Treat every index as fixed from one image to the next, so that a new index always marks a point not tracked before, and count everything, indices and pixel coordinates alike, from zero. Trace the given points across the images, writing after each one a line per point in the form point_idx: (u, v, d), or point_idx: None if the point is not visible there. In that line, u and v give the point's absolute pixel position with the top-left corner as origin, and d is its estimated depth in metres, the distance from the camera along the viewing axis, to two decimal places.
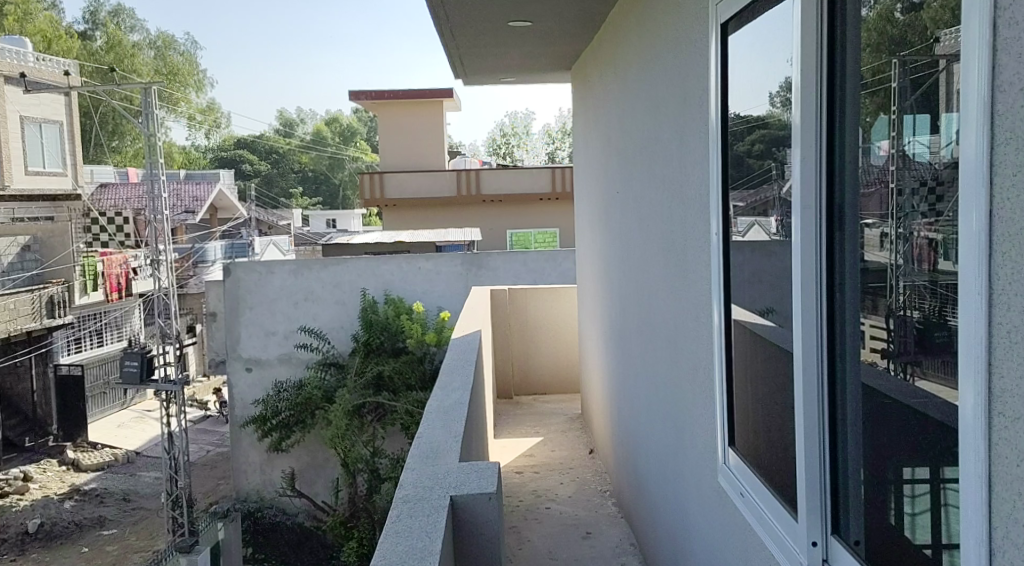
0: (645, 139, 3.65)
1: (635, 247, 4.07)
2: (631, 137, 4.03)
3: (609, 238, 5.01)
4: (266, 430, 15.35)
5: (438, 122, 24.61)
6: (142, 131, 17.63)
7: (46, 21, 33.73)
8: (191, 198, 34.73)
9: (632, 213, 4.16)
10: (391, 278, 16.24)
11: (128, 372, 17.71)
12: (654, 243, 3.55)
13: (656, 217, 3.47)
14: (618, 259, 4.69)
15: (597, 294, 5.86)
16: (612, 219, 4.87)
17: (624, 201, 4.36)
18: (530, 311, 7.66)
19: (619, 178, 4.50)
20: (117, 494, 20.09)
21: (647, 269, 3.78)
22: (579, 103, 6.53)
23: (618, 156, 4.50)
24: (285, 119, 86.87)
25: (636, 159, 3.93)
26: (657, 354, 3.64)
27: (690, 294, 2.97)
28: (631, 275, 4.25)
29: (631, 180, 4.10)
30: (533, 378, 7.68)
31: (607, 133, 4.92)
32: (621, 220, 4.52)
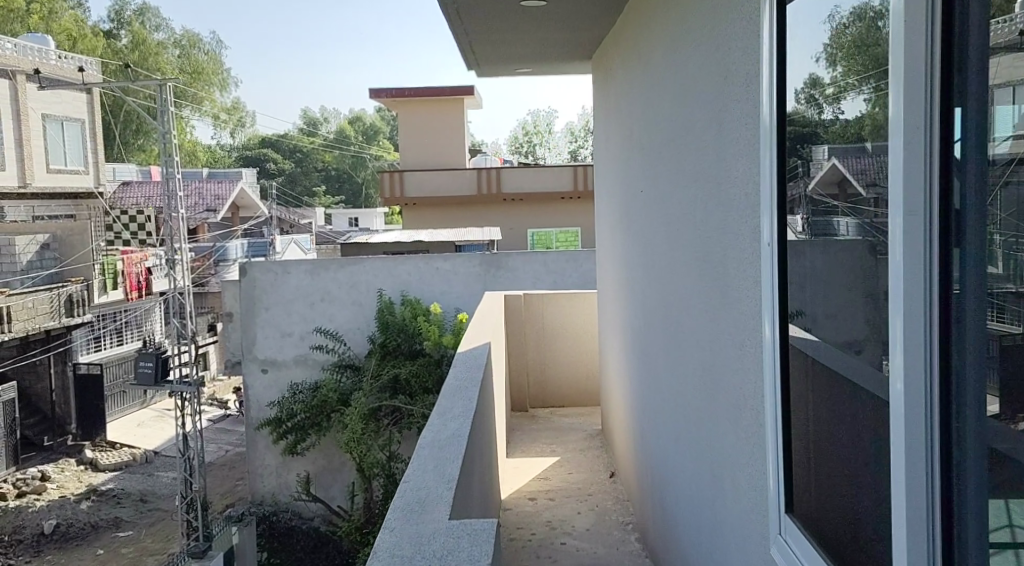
0: (675, 130, 3.11)
1: (663, 255, 3.53)
2: (659, 131, 3.51)
3: (632, 242, 4.51)
4: (281, 433, 15.09)
5: (459, 119, 24.21)
6: (158, 130, 17.55)
7: (70, 21, 34.04)
8: (212, 196, 34.90)
9: (658, 216, 3.62)
10: (408, 278, 15.87)
11: (143, 373, 17.64)
12: (685, 251, 2.99)
13: (687, 221, 2.91)
14: (641, 264, 4.19)
15: (618, 301, 5.39)
16: (636, 221, 4.37)
17: (649, 203, 3.85)
18: (548, 317, 7.18)
19: (643, 175, 3.99)
20: (134, 494, 20.10)
21: (675, 281, 3.22)
22: (600, 96, 6.09)
23: (643, 150, 4.00)
24: (309, 119, 87.52)
25: (663, 154, 3.39)
26: (688, 380, 3.08)
27: (729, 317, 2.39)
28: (658, 287, 3.73)
29: (658, 178, 3.56)
30: (551, 389, 7.22)
31: (630, 126, 4.45)
32: (645, 223, 4.02)
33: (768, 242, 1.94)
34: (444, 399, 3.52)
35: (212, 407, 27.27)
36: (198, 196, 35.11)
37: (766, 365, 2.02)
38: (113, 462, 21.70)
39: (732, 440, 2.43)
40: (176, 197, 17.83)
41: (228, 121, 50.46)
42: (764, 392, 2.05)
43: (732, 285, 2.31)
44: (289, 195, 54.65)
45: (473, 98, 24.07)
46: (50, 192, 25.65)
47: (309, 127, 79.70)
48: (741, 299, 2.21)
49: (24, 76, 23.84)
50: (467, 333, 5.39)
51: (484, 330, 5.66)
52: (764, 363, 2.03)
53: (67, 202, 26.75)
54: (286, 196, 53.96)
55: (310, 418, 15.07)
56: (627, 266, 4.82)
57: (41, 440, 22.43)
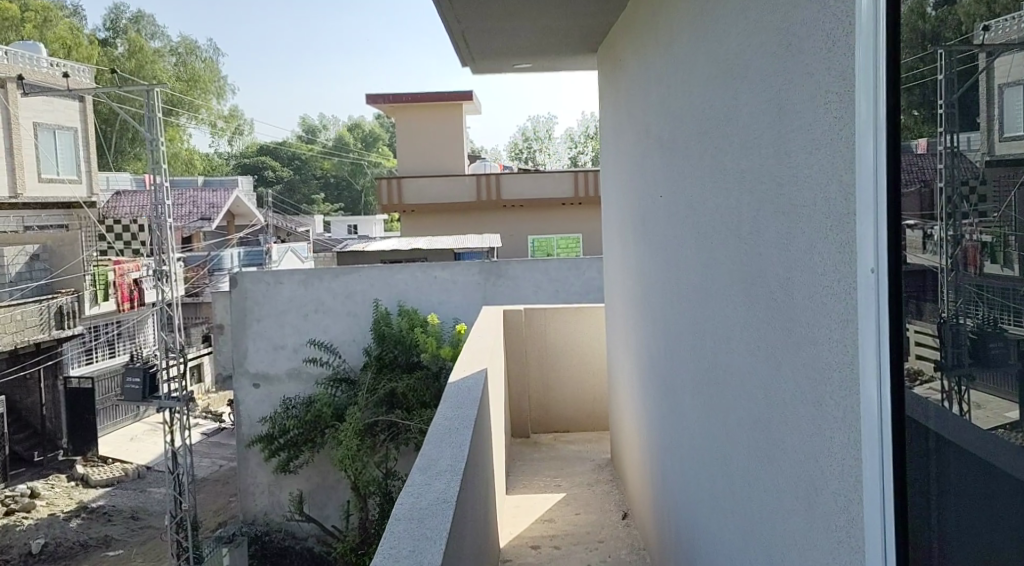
0: (708, 123, 2.55)
1: (691, 271, 2.94)
2: (684, 127, 2.96)
3: (649, 257, 3.93)
4: (273, 449, 14.54)
5: (457, 125, 23.72)
6: (146, 137, 17.08)
7: (65, 29, 33.67)
8: (207, 204, 34.43)
9: (685, 225, 3.04)
10: (405, 288, 15.31)
11: (130, 388, 17.15)
12: (722, 269, 2.41)
13: (730, 236, 2.31)
14: (661, 280, 3.63)
15: (630, 321, 4.79)
16: (653, 232, 3.79)
17: (672, 213, 3.27)
18: (550, 333, 6.60)
19: (663, 177, 3.43)
20: (125, 512, 19.48)
21: (708, 307, 2.65)
22: (605, 95, 5.57)
23: (662, 148, 3.46)
24: (310, 127, 87.15)
25: (692, 154, 2.83)
26: (727, 431, 2.42)
27: (791, 366, 1.75)
28: (684, 310, 3.13)
29: (685, 181, 2.99)
30: (555, 411, 6.64)
31: (646, 125, 3.90)
32: (667, 236, 3.44)
33: (877, 268, 1.31)
34: (429, 448, 2.90)
35: (206, 420, 26.67)
36: (193, 204, 34.63)
37: (869, 455, 1.37)
38: (105, 478, 21.13)
39: (792, 532, 1.81)
40: (164, 205, 17.31)
41: (226, 128, 50.04)
42: (866, 495, 1.40)
43: (798, 325, 1.69)
44: (287, 203, 54.16)
45: (471, 103, 23.59)
46: (42, 202, 25.20)
47: (308, 134, 79.25)
48: (814, 347, 1.58)
49: (15, 83, 23.46)
50: (461, 352, 4.84)
51: (483, 348, 5.12)
52: (865, 450, 1.38)
53: (59, 212, 26.31)
54: (284, 204, 53.48)
55: (303, 434, 14.50)
56: (642, 284, 4.24)
57: (31, 456, 21.88)
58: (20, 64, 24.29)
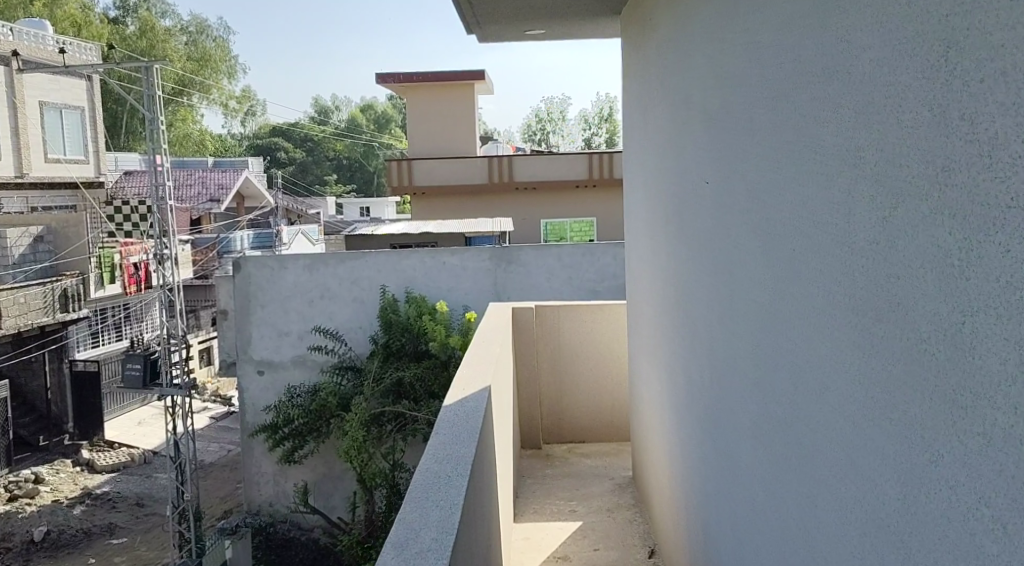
0: (776, 83, 1.83)
1: (740, 285, 2.23)
2: (733, 92, 2.24)
3: (681, 256, 3.21)
4: (277, 440, 14.07)
5: (470, 105, 22.93)
6: (145, 115, 16.47)
7: (74, 7, 32.99)
8: (217, 185, 33.95)
9: (732, 221, 2.32)
10: (413, 274, 14.66)
11: (130, 375, 17.22)
12: (797, 287, 1.71)
13: (815, 246, 1.59)
14: (700, 287, 2.90)
15: (659, 329, 4.08)
16: (688, 226, 3.07)
17: (715, 203, 2.55)
18: (566, 333, 5.95)
19: (703, 158, 2.72)
20: (130, 498, 19.23)
21: (771, 333, 1.94)
22: (628, 69, 4.82)
23: (699, 122, 2.73)
24: (322, 108, 86.32)
25: (745, 130, 2.12)
26: (814, 521, 1.69)
27: (972, 469, 1.03)
28: (729, 334, 2.42)
29: (737, 164, 2.26)
30: (569, 421, 6.00)
31: (678, 93, 3.17)
32: (706, 228, 2.71)
33: None
34: (401, 513, 2.23)
35: (214, 403, 26.33)
36: (201, 186, 34.14)
37: None
38: (111, 463, 20.87)
39: None
40: (164, 187, 16.77)
41: (237, 109, 49.34)
42: None
43: (983, 402, 0.99)
44: (299, 184, 53.55)
45: (484, 82, 22.77)
46: (48, 182, 24.82)
47: (320, 115, 78.56)
48: None
49: (20, 61, 22.96)
50: (466, 352, 4.19)
51: (491, 347, 4.48)
52: None
53: (66, 192, 25.93)
54: (296, 185, 52.92)
55: (308, 424, 14.00)
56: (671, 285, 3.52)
57: (36, 440, 21.83)
58: (25, 42, 23.80)
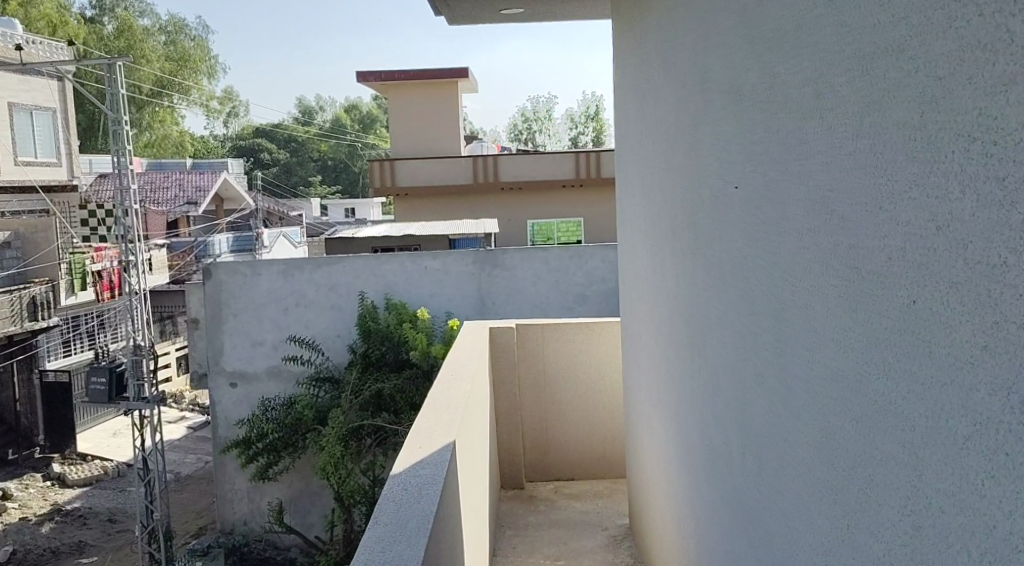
0: (868, 42, 1.13)
1: (785, 340, 1.54)
2: (775, 60, 1.54)
3: (687, 279, 2.52)
4: (250, 455, 13.24)
5: (453, 103, 22.13)
6: (109, 115, 15.57)
7: (51, 6, 31.62)
8: (194, 187, 32.83)
9: (768, 246, 1.63)
10: (393, 279, 13.88)
11: (94, 390, 16.49)
12: (922, 374, 1.01)
13: (974, 316, 0.87)
14: (718, 324, 2.18)
15: (656, 362, 3.41)
16: (695, 243, 2.39)
17: (738, 218, 1.86)
18: (552, 354, 5.30)
19: (720, 153, 2.03)
20: (102, 514, 18.30)
21: (848, 424, 1.25)
22: (619, 56, 4.14)
23: (720, 108, 2.04)
24: (306, 108, 84.96)
25: (801, 116, 1.41)
26: None
27: None
28: (761, 402, 1.73)
29: (781, 163, 1.55)
30: (555, 455, 5.33)
31: (681, 74, 2.49)
32: (724, 244, 2.02)
33: None
34: None
35: (191, 413, 25.34)
36: (178, 188, 32.94)
37: None
38: (82, 477, 19.89)
39: None
40: (131, 190, 15.91)
41: (219, 110, 48.05)
42: None
43: None
44: (283, 186, 52.30)
45: (468, 80, 22.00)
46: (18, 185, 23.84)
47: (305, 116, 77.29)
48: None
49: None
50: (433, 380, 3.51)
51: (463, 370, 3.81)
52: None
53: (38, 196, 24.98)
54: (279, 187, 51.67)
55: (282, 438, 13.20)
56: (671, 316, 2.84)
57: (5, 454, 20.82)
58: None
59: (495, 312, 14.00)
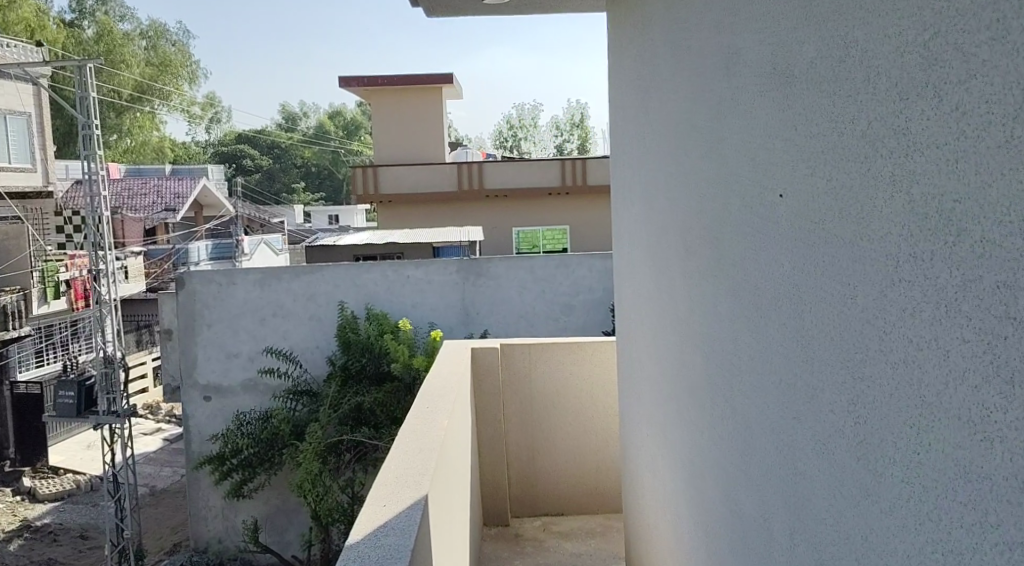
0: None
1: (857, 405, 1.15)
2: (851, 18, 1.12)
3: (697, 307, 2.13)
4: (224, 471, 12.61)
5: (437, 110, 21.75)
6: (79, 119, 14.93)
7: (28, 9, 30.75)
8: (173, 194, 31.99)
9: (833, 273, 1.22)
10: (374, 288, 13.39)
11: (63, 404, 15.75)
12: None
13: None
14: (737, 362, 1.78)
15: (656, 396, 3.01)
16: (706, 263, 2.00)
17: (781, 238, 1.44)
18: (539, 377, 4.91)
19: (750, 155, 1.62)
20: (73, 531, 17.44)
21: (990, 551, 0.84)
22: (614, 52, 3.74)
23: (746, 101, 1.65)
24: (289, 114, 83.96)
25: (900, 96, 0.99)
26: None
27: None
28: (816, 479, 1.32)
29: (853, 168, 1.14)
30: (543, 488, 4.94)
31: (693, 60, 2.09)
32: (754, 266, 1.60)
33: None
34: None
35: (168, 424, 24.46)
36: (156, 195, 32.11)
37: None
38: (54, 491, 19.00)
39: None
40: (102, 197, 15.27)
41: (200, 117, 47.20)
42: None
43: None
44: (265, 193, 51.37)
45: (452, 86, 21.62)
46: None
47: (288, 123, 76.24)
48: None
49: None
50: (408, 412, 3.09)
51: (443, 396, 3.39)
52: None
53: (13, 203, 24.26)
54: (261, 193, 50.74)
55: (258, 454, 12.56)
56: (678, 347, 2.45)
57: None
58: None
59: (479, 322, 13.54)
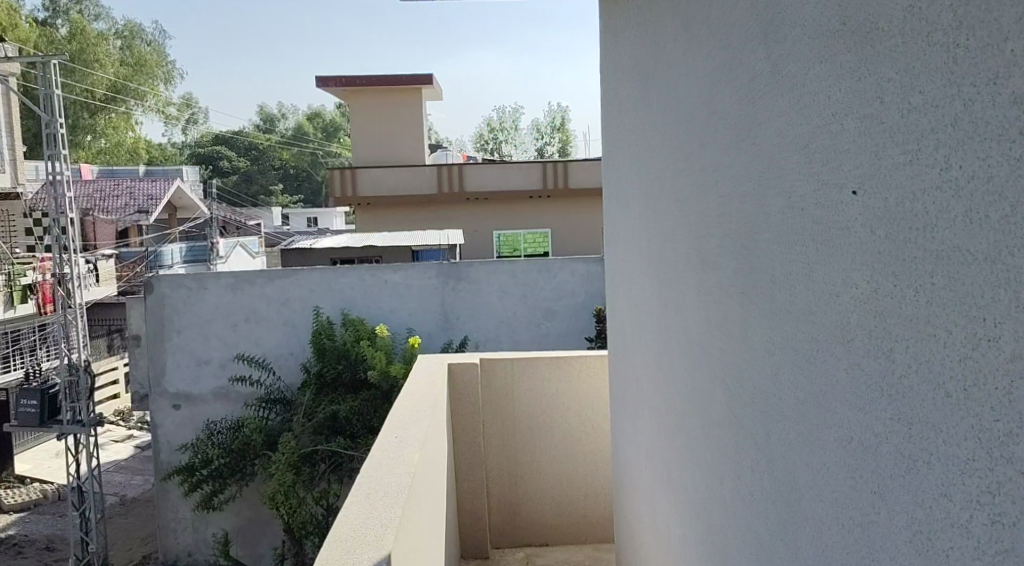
0: None
1: (1003, 499, 0.79)
2: None
3: (710, 335, 1.80)
4: (194, 483, 11.91)
5: (418, 112, 21.30)
6: (42, 117, 14.19)
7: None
8: (145, 196, 30.59)
9: (946, 302, 0.87)
10: (350, 293, 12.91)
11: (24, 413, 14.99)
12: None
13: None
14: (766, 412, 1.44)
15: (653, 427, 2.67)
16: (727, 282, 1.66)
17: (849, 251, 1.09)
18: (521, 395, 4.56)
19: (797, 146, 1.27)
20: (39, 542, 16.39)
21: None
22: (608, 42, 3.38)
23: (792, 78, 1.29)
24: (267, 115, 82.47)
25: None
26: None
27: None
28: None
29: (987, 151, 0.79)
30: (524, 516, 4.62)
31: (714, 35, 1.73)
32: (808, 288, 1.24)
33: None
34: None
35: (139, 432, 23.61)
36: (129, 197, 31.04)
37: None
38: (19, 502, 18.04)
39: None
40: (67, 198, 14.51)
41: (176, 117, 46.05)
42: None
43: None
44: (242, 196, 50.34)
45: (433, 88, 21.17)
46: None
47: (266, 124, 74.87)
48: None
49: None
50: (375, 442, 2.71)
51: (416, 421, 3.02)
52: None
53: None
54: (237, 196, 49.74)
55: (230, 464, 11.90)
56: (683, 376, 2.12)
57: None
58: None
59: (459, 328, 13.12)
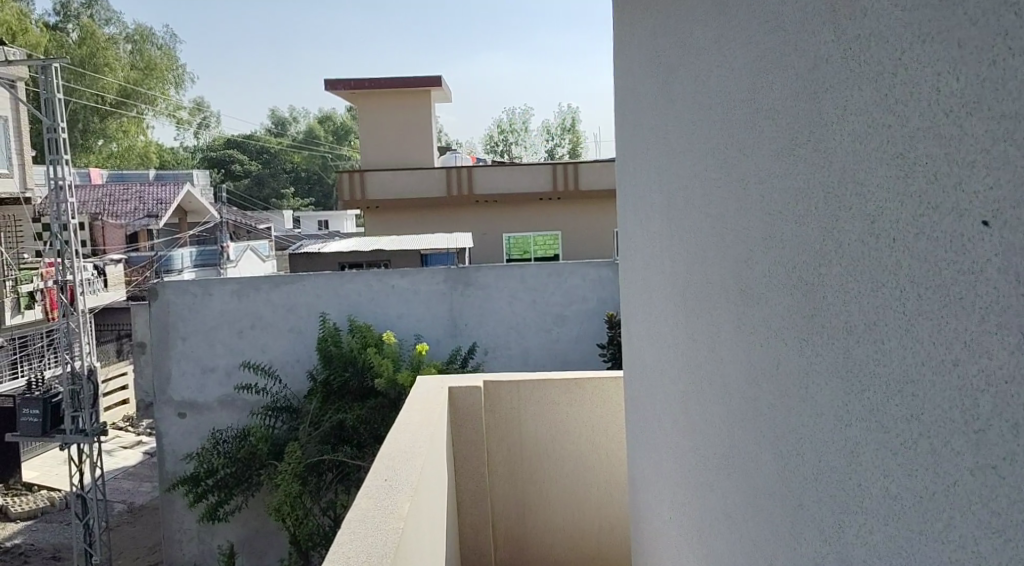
0: None
1: None
2: None
3: (753, 386, 1.48)
4: (199, 493, 11.57)
5: (426, 114, 21.04)
6: (45, 121, 14.03)
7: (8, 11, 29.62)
8: (154, 200, 30.64)
9: None
10: (357, 299, 12.63)
11: (27, 423, 14.80)
12: None
13: None
14: (835, 505, 1.14)
15: (677, 471, 2.35)
16: (779, 326, 1.34)
17: (981, 308, 0.77)
18: (529, 420, 4.27)
19: (890, 155, 0.95)
20: (46, 551, 16.26)
21: None
22: (623, 37, 3.08)
23: (882, 60, 0.96)
24: (278, 119, 82.61)
25: None
26: None
27: None
28: None
29: None
30: (533, 549, 4.36)
31: (759, 16, 1.41)
32: (903, 348, 0.92)
33: None
34: None
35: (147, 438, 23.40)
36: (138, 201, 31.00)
37: None
38: (27, 509, 17.92)
39: None
40: (69, 203, 14.33)
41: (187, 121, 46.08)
42: None
43: None
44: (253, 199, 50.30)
45: (441, 89, 20.91)
46: None
47: (277, 127, 74.91)
48: None
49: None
50: (361, 488, 2.41)
51: (410, 460, 2.71)
52: None
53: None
54: (247, 199, 49.66)
55: (235, 474, 11.59)
56: (716, 427, 1.82)
57: None
58: None
59: (467, 334, 12.81)
